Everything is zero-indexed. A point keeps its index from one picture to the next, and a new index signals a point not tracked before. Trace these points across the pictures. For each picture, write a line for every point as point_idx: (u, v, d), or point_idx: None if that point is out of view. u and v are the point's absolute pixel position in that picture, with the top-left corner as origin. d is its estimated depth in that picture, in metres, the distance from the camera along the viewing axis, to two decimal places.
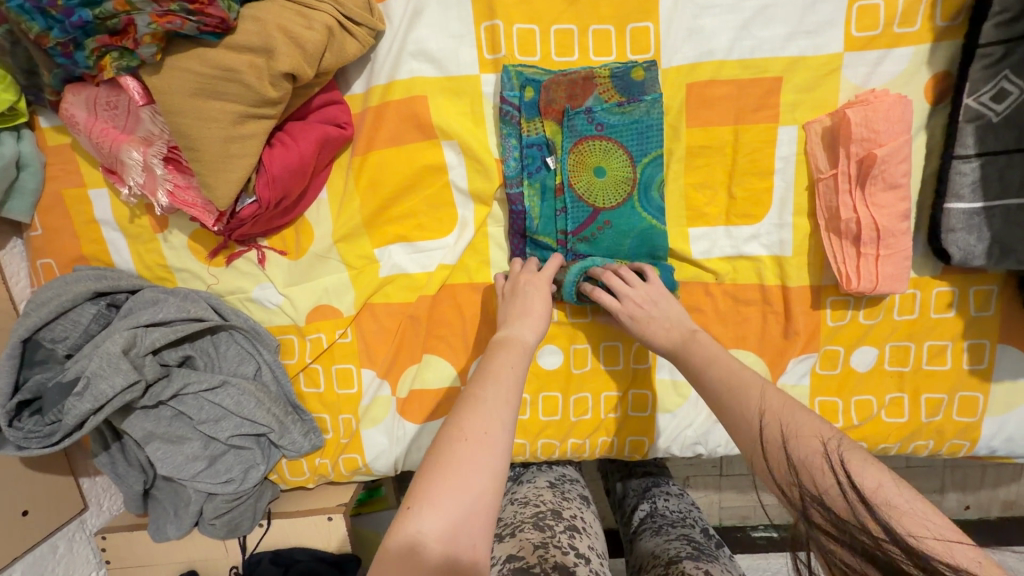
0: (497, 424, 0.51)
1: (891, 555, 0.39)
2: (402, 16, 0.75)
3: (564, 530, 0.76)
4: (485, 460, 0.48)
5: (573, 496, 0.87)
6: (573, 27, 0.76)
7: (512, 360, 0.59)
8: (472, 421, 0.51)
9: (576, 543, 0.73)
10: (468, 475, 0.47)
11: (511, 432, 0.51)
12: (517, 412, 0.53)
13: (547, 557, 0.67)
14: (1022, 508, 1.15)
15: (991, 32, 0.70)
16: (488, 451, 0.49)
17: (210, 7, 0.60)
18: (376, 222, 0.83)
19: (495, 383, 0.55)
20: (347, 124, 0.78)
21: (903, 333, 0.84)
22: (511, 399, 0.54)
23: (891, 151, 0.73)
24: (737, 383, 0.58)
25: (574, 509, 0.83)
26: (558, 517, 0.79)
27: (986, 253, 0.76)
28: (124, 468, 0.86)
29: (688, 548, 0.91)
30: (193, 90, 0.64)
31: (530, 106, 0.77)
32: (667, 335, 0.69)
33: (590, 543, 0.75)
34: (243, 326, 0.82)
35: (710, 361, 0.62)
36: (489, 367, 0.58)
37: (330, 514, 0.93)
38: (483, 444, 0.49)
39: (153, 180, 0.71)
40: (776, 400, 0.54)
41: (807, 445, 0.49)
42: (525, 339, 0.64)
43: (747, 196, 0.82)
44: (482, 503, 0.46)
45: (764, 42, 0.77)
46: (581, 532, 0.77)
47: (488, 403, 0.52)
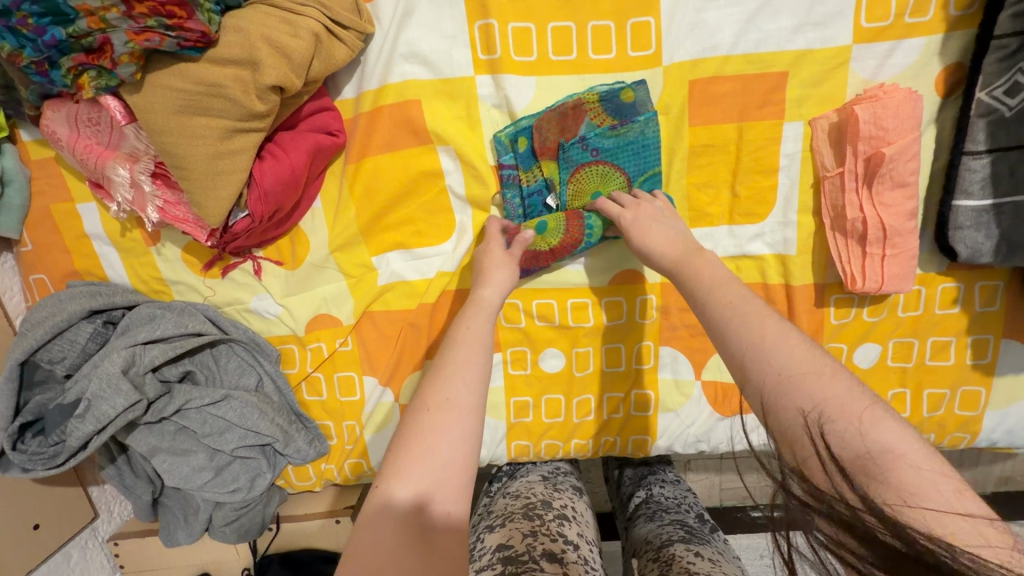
0: (461, 388, 0.51)
1: (866, 524, 0.39)
2: (392, 16, 0.72)
3: (554, 518, 0.77)
4: (453, 422, 0.48)
5: (565, 487, 0.88)
6: (571, 24, 0.73)
7: (477, 318, 0.59)
8: (435, 390, 0.51)
9: (564, 530, 0.74)
10: (437, 441, 0.47)
11: (478, 394, 0.51)
12: (482, 372, 0.53)
13: (536, 545, 0.68)
14: (1017, 483, 1.17)
15: (1008, 22, 0.67)
16: (454, 415, 0.49)
17: (189, 21, 0.57)
18: (373, 231, 0.81)
19: (462, 345, 0.55)
20: (339, 131, 0.75)
21: (907, 330, 0.84)
22: (475, 357, 0.54)
23: (900, 150, 0.71)
24: (739, 316, 0.52)
25: (565, 500, 0.84)
26: (548, 507, 0.80)
27: (994, 250, 0.75)
28: (132, 479, 0.86)
29: (681, 532, 0.93)
30: (178, 108, 0.61)
31: (527, 158, 0.77)
32: (666, 252, 0.65)
33: (580, 530, 0.77)
34: (243, 338, 0.82)
35: (714, 287, 0.57)
36: (456, 330, 0.58)
37: (338, 517, 0.95)
38: (448, 408, 0.49)
39: (141, 196, 0.69)
40: (779, 345, 0.49)
41: (788, 416, 0.45)
42: (493, 295, 0.64)
43: (751, 194, 0.80)
44: (451, 471, 0.46)
45: (770, 35, 0.73)
46: (571, 520, 0.78)
47: (453, 368, 0.53)
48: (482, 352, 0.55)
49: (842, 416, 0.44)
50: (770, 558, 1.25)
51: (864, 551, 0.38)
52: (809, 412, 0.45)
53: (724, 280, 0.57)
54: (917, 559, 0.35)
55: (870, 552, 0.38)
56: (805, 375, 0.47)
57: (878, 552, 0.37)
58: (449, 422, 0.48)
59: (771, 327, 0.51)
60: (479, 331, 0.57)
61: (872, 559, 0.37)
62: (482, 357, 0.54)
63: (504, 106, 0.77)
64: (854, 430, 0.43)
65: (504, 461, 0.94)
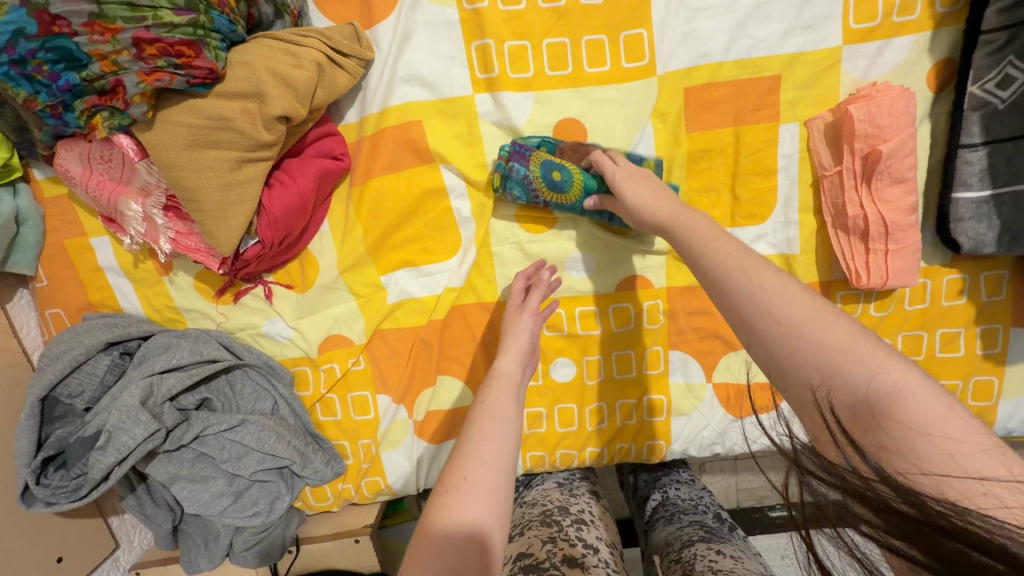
0: (477, 465, 0.50)
1: (879, 494, 0.37)
2: (391, 42, 0.73)
3: (572, 523, 0.78)
4: (471, 504, 0.47)
5: (581, 492, 0.88)
6: (566, 40, 0.74)
7: (497, 391, 0.58)
8: (451, 472, 0.50)
9: (584, 534, 0.75)
10: (454, 529, 0.46)
11: (496, 471, 0.50)
12: (499, 446, 0.52)
13: (555, 550, 0.69)
14: None
15: (994, 18, 0.69)
16: (472, 494, 0.48)
17: (197, 59, 0.58)
18: (381, 250, 0.82)
19: (476, 420, 0.55)
20: (344, 155, 0.77)
21: (916, 322, 0.84)
22: (491, 432, 0.53)
23: (896, 146, 0.72)
24: (731, 279, 0.50)
25: (582, 504, 0.84)
26: (565, 513, 0.80)
27: (996, 241, 0.75)
28: (152, 508, 0.87)
29: (700, 532, 0.93)
30: (188, 143, 0.63)
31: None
32: (660, 207, 0.63)
33: (598, 534, 0.77)
34: (256, 362, 0.83)
35: (709, 237, 0.54)
36: (474, 403, 0.58)
37: (357, 536, 0.94)
38: (465, 488, 0.49)
39: (155, 229, 0.71)
40: (780, 309, 0.46)
41: (796, 390, 0.45)
42: (512, 364, 0.63)
43: (751, 196, 0.82)
44: (470, 552, 0.45)
45: (761, 40, 0.75)
46: (590, 524, 0.79)
47: (469, 446, 0.52)
48: (498, 426, 0.54)
49: (850, 385, 0.43)
50: (791, 557, 1.25)
51: (879, 521, 0.36)
52: (817, 387, 0.44)
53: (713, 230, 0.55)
54: (930, 524, 0.34)
55: (884, 521, 0.36)
56: (816, 338, 0.45)
57: (893, 522, 0.36)
58: (467, 505, 0.47)
59: (778, 293, 0.47)
60: (496, 404, 0.57)
61: (886, 527, 0.36)
62: (497, 430, 0.54)
63: (504, 122, 0.78)
64: (860, 395, 0.43)
65: (520, 472, 0.94)
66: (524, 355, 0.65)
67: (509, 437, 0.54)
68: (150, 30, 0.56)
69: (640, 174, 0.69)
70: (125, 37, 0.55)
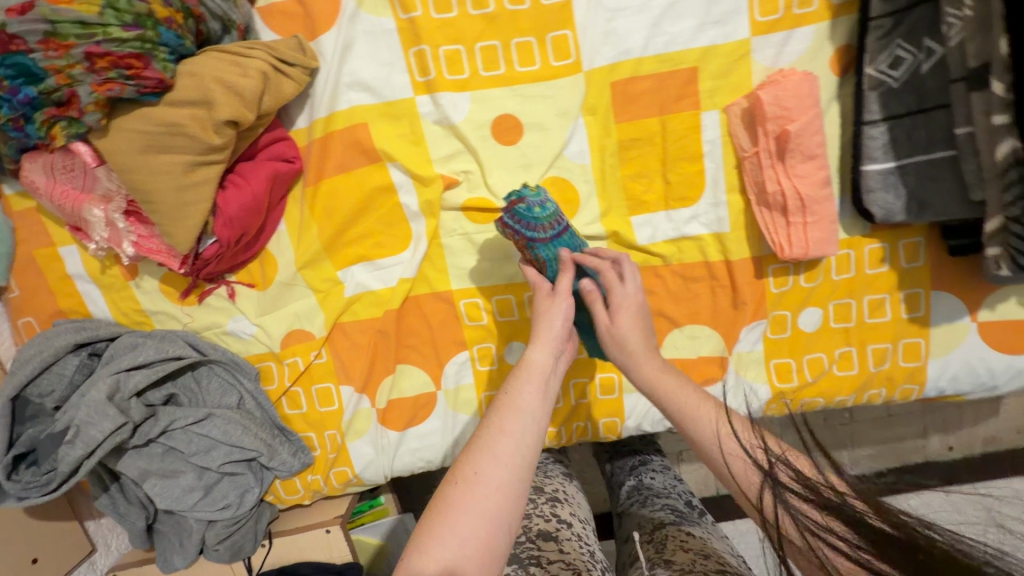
0: (490, 462, 0.56)
1: (855, 509, 0.44)
2: (333, 51, 0.79)
3: (546, 501, 0.84)
4: (478, 498, 0.54)
5: (555, 473, 0.94)
6: (496, 43, 0.81)
7: (523, 386, 0.63)
8: (464, 465, 0.57)
9: (558, 511, 0.82)
10: (458, 519, 0.52)
11: (506, 469, 0.56)
12: (513, 444, 0.58)
13: (530, 526, 0.77)
14: (1001, 442, 1.25)
15: (879, 5, 0.76)
16: (480, 490, 0.54)
17: (146, 70, 0.64)
18: (336, 246, 0.87)
19: (497, 413, 0.60)
20: (295, 158, 0.82)
21: (844, 291, 0.90)
22: (507, 429, 0.59)
23: (803, 126, 0.79)
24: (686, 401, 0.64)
25: (556, 484, 0.90)
26: (540, 492, 0.87)
27: (905, 209, 0.81)
28: (125, 506, 0.90)
29: (672, 515, 0.97)
30: (143, 148, 0.68)
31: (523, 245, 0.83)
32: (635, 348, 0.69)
33: (571, 510, 0.84)
34: (222, 359, 0.87)
35: (639, 355, 0.69)
36: (502, 393, 0.63)
37: (328, 526, 0.97)
38: (471, 483, 0.55)
39: (118, 233, 0.76)
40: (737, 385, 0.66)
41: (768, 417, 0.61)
42: (544, 356, 0.67)
43: (681, 181, 0.88)
44: (471, 546, 0.51)
45: (676, 36, 0.82)
46: (563, 501, 0.85)
47: (482, 443, 0.58)
48: (516, 421, 0.60)
49: None
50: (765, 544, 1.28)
51: (854, 534, 0.43)
52: None
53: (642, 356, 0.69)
54: (909, 539, 0.40)
55: (859, 535, 0.42)
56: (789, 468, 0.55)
57: (868, 534, 0.42)
58: (474, 499, 0.54)
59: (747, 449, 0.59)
60: (522, 397, 0.62)
61: (863, 541, 0.42)
62: (517, 425, 0.59)
63: (443, 121, 0.83)
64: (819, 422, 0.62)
65: None
66: (558, 345, 0.68)
67: (529, 434, 0.59)
68: (100, 46, 0.61)
69: (644, 309, 0.72)
70: (77, 52, 0.61)
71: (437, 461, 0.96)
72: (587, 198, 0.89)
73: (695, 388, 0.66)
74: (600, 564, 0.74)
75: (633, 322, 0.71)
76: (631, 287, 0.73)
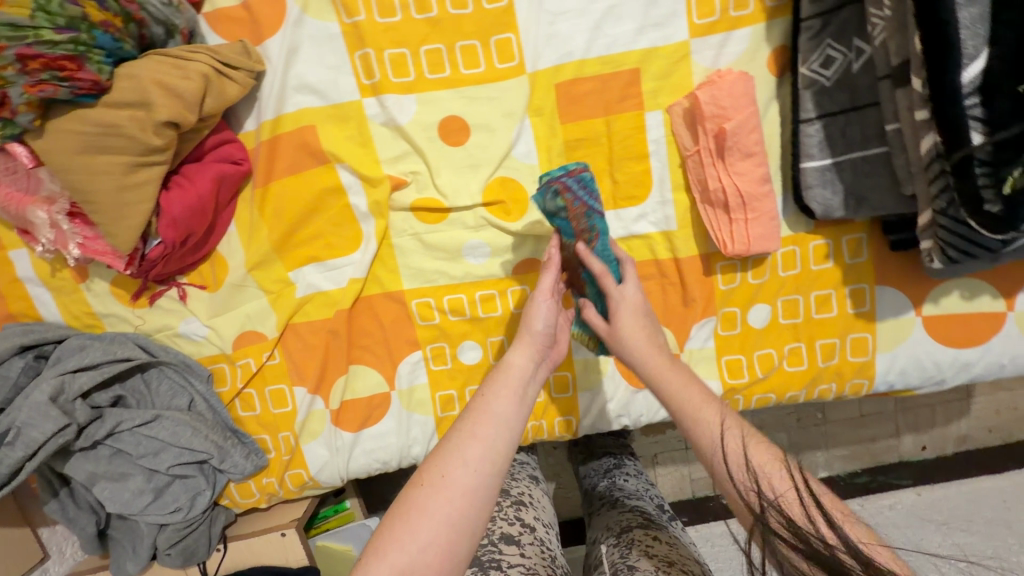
0: (458, 466, 0.53)
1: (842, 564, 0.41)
2: (279, 55, 0.80)
3: (511, 504, 0.84)
4: (442, 505, 0.51)
5: (522, 476, 0.93)
6: (441, 46, 0.82)
7: (503, 387, 0.59)
8: (432, 466, 0.53)
9: (522, 515, 0.81)
10: (421, 523, 0.50)
11: (476, 474, 0.53)
12: (488, 448, 0.54)
13: (494, 529, 0.76)
14: (973, 441, 1.25)
15: (809, 7, 0.78)
16: (446, 495, 0.51)
17: (80, 71, 0.65)
18: (286, 247, 0.88)
19: (470, 414, 0.57)
20: (243, 160, 0.83)
21: (791, 288, 0.91)
22: (481, 432, 0.55)
23: (739, 125, 0.80)
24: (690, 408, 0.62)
25: (522, 487, 0.90)
26: (505, 495, 0.86)
27: (843, 205, 0.82)
28: (75, 511, 0.89)
29: (640, 518, 0.94)
30: (80, 149, 0.69)
31: (565, 225, 0.77)
32: (637, 340, 0.70)
33: (535, 514, 0.84)
34: (172, 361, 0.88)
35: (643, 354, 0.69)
36: (478, 393, 0.60)
37: (283, 530, 0.96)
38: (438, 486, 0.52)
39: (63, 235, 0.77)
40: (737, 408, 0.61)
41: (765, 452, 0.56)
42: (524, 359, 0.63)
43: (628, 179, 0.89)
44: (429, 553, 0.49)
45: (617, 38, 0.83)
46: (528, 505, 0.85)
47: (454, 443, 0.55)
48: (491, 426, 0.56)
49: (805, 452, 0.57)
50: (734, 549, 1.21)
51: None
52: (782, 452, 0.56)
53: (645, 352, 0.69)
54: None
55: None
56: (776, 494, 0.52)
57: None
58: (437, 505, 0.51)
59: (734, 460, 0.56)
60: (497, 399, 0.58)
61: None
62: (491, 431, 0.55)
63: (390, 122, 0.85)
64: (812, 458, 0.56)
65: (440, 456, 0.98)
66: (538, 351, 0.65)
67: (501, 439, 0.55)
68: (33, 48, 0.63)
69: (645, 308, 0.73)
70: (8, 54, 0.62)
71: (393, 462, 0.95)
72: None
73: (701, 399, 0.62)
74: (560, 570, 0.73)
75: (633, 321, 0.72)
76: (629, 291, 0.73)
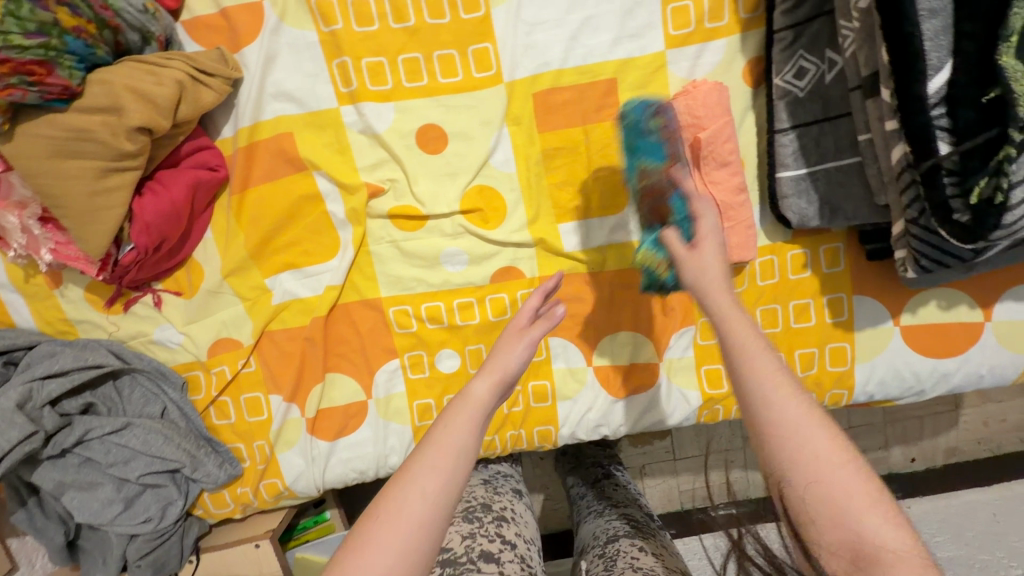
0: (417, 497, 0.47)
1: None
2: (256, 63, 0.81)
3: (493, 520, 0.80)
4: (393, 541, 0.45)
5: (505, 490, 0.91)
6: (418, 55, 0.83)
7: (470, 416, 0.52)
8: (387, 499, 0.47)
9: (503, 531, 0.78)
10: (374, 558, 0.44)
11: (433, 511, 0.47)
12: (451, 480, 0.48)
13: (473, 546, 0.73)
14: (961, 453, 1.24)
15: (782, 19, 0.79)
16: (400, 530, 0.45)
17: (50, 77, 0.66)
18: (263, 254, 0.87)
19: (429, 443, 0.50)
20: (219, 166, 0.83)
21: (770, 297, 0.91)
22: (443, 462, 0.49)
23: (715, 130, 0.79)
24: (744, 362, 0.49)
25: (505, 502, 0.87)
26: (487, 509, 0.83)
27: (819, 214, 0.82)
28: (42, 521, 0.87)
29: (627, 526, 0.92)
30: (50, 153, 0.69)
31: (654, 148, 0.72)
32: (711, 272, 0.59)
33: (517, 530, 0.81)
34: (146, 368, 0.87)
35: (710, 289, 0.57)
36: (439, 421, 0.52)
37: (257, 541, 0.94)
38: (393, 522, 0.46)
39: (35, 240, 0.77)
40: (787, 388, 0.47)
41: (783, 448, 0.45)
42: (489, 391, 0.54)
43: (607, 188, 0.89)
44: None
45: (594, 49, 0.84)
46: (510, 521, 0.82)
47: (414, 472, 0.48)
48: (453, 458, 0.49)
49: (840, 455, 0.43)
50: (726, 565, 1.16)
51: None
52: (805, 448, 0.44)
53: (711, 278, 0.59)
54: None
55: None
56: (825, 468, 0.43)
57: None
58: (387, 541, 0.45)
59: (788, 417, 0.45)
60: (460, 428, 0.51)
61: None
62: (451, 461, 0.49)
63: (368, 130, 0.85)
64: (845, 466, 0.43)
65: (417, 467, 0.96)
66: (507, 382, 0.56)
67: (461, 471, 0.49)
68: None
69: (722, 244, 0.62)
70: None
71: (370, 472, 0.94)
72: (514, 206, 0.90)
73: (760, 362, 0.48)
74: None
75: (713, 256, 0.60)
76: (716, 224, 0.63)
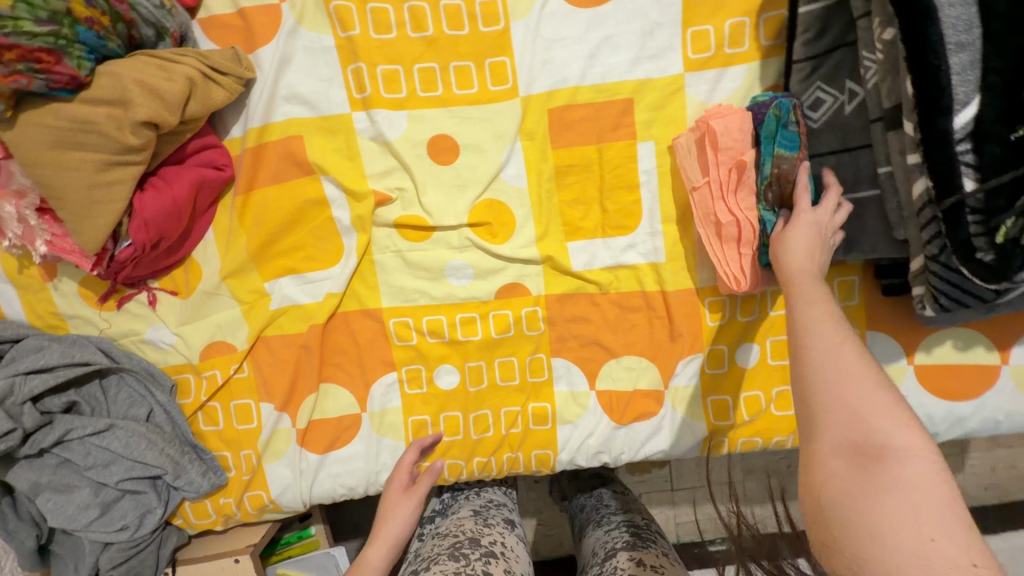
0: None
1: None
2: (270, 64, 0.80)
3: (480, 557, 0.76)
4: None
5: (496, 522, 0.88)
6: (435, 65, 0.82)
7: None
8: None
9: (490, 568, 0.74)
10: None
11: None
12: None
13: None
14: (970, 498, 1.20)
15: (801, 49, 0.77)
16: None
17: (58, 65, 0.64)
18: (264, 256, 0.85)
19: None
20: (226, 166, 0.81)
21: (781, 327, 0.88)
22: None
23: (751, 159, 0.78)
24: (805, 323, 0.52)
25: (495, 535, 0.83)
26: (475, 545, 0.79)
27: (834, 246, 0.80)
28: (15, 523, 0.83)
29: (627, 536, 0.88)
30: (52, 143, 0.68)
31: (792, 140, 0.76)
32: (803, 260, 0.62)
33: (506, 567, 0.76)
34: (134, 368, 0.84)
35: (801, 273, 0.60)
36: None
37: (236, 556, 0.90)
38: None
39: (30, 231, 0.75)
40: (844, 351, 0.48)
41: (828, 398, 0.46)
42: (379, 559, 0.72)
43: (619, 209, 0.87)
44: None
45: (612, 68, 0.83)
46: (498, 557, 0.78)
47: None
48: None
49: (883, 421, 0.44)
50: None
51: None
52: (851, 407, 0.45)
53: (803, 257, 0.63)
54: None
55: None
56: (855, 381, 0.46)
57: None
58: None
59: (831, 339, 0.49)
60: None
61: None
62: None
63: (379, 138, 0.84)
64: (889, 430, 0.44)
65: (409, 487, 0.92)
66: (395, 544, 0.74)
67: None
68: (8, 38, 0.61)
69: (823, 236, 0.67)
70: None
71: (359, 488, 0.90)
72: (522, 222, 0.88)
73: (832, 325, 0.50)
74: None
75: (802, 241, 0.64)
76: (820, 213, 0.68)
